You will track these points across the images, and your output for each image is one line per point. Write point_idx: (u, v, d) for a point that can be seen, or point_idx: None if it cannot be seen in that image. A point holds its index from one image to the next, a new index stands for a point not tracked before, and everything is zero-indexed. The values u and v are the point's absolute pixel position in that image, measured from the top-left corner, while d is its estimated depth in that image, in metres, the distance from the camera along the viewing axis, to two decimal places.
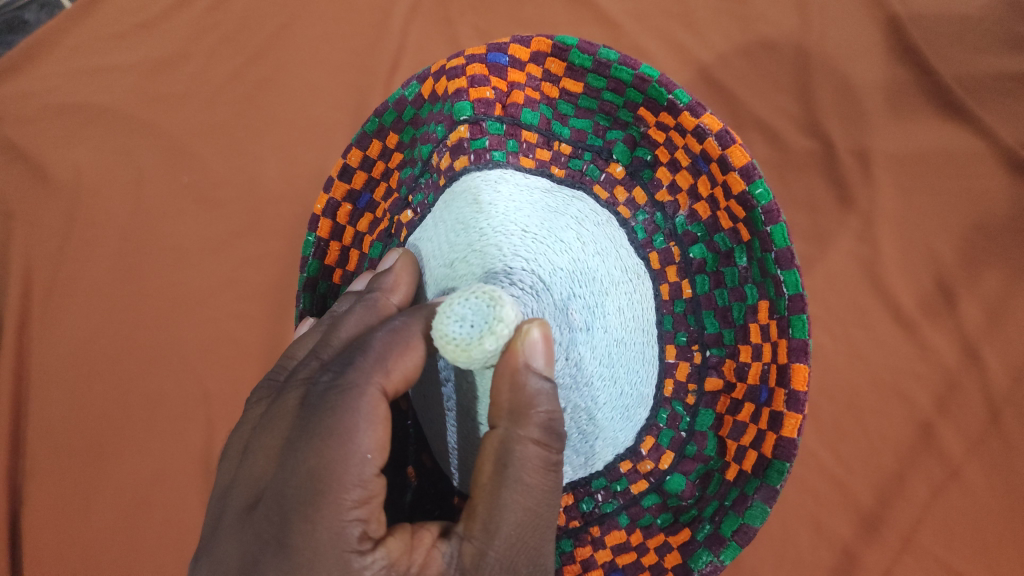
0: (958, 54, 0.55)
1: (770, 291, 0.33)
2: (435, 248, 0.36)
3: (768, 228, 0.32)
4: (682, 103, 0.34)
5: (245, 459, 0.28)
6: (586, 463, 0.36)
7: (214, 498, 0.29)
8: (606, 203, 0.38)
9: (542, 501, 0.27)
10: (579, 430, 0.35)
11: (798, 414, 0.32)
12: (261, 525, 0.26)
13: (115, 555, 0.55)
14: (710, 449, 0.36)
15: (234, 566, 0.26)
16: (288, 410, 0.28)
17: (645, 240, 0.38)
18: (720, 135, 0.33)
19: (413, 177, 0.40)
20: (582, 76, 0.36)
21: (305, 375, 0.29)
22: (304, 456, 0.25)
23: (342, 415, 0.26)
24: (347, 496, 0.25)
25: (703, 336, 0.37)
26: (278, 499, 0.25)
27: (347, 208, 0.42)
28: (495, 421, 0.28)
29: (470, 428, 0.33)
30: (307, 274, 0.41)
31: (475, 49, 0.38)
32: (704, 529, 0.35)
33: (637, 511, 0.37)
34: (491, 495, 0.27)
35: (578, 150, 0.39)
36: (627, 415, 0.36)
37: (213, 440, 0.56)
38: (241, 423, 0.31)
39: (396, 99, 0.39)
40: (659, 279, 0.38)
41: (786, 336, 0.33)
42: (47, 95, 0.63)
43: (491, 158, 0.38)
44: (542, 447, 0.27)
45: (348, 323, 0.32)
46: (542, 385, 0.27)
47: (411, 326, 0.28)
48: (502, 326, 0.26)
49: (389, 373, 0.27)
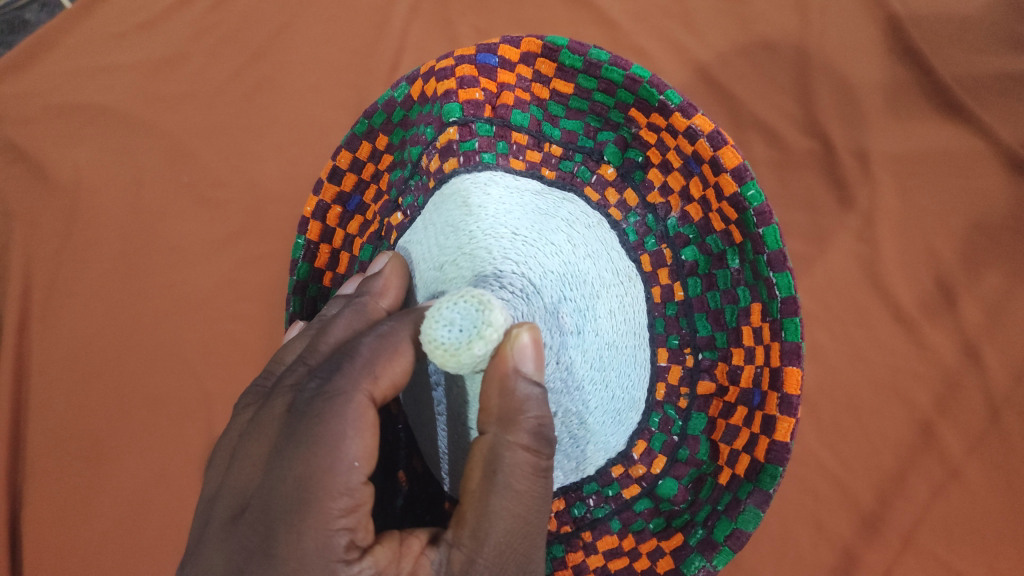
0: (958, 53, 0.55)
1: (763, 294, 0.33)
2: (424, 251, 0.36)
3: (761, 230, 0.32)
4: (674, 104, 0.33)
5: (232, 466, 0.28)
6: (578, 468, 0.36)
7: (200, 505, 0.29)
8: (597, 205, 0.38)
9: (532, 508, 0.27)
10: (570, 434, 0.35)
11: (791, 418, 0.32)
12: (246, 535, 0.25)
13: (116, 555, 0.54)
14: (703, 453, 0.36)
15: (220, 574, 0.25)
16: (275, 417, 0.27)
17: (636, 242, 0.37)
18: (712, 137, 0.33)
19: (404, 178, 0.40)
20: (572, 77, 0.36)
21: (293, 380, 0.29)
22: (290, 464, 0.25)
23: (328, 423, 0.25)
24: (334, 505, 0.25)
25: (695, 339, 0.36)
26: (264, 509, 0.25)
27: (337, 210, 0.41)
28: (484, 427, 0.27)
29: (460, 432, 0.33)
30: (298, 277, 0.41)
31: (464, 50, 0.37)
32: (697, 533, 0.35)
33: (629, 516, 0.37)
34: (480, 501, 0.26)
35: (569, 151, 0.38)
36: (619, 418, 0.36)
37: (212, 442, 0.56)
38: (229, 429, 0.31)
39: (385, 101, 0.39)
40: (651, 282, 0.37)
41: (778, 340, 0.33)
42: (47, 95, 0.62)
43: (481, 160, 0.37)
44: (532, 453, 0.27)
45: (336, 328, 0.31)
46: (531, 390, 0.27)
47: (399, 331, 0.28)
48: (490, 331, 0.26)
49: (377, 379, 0.27)
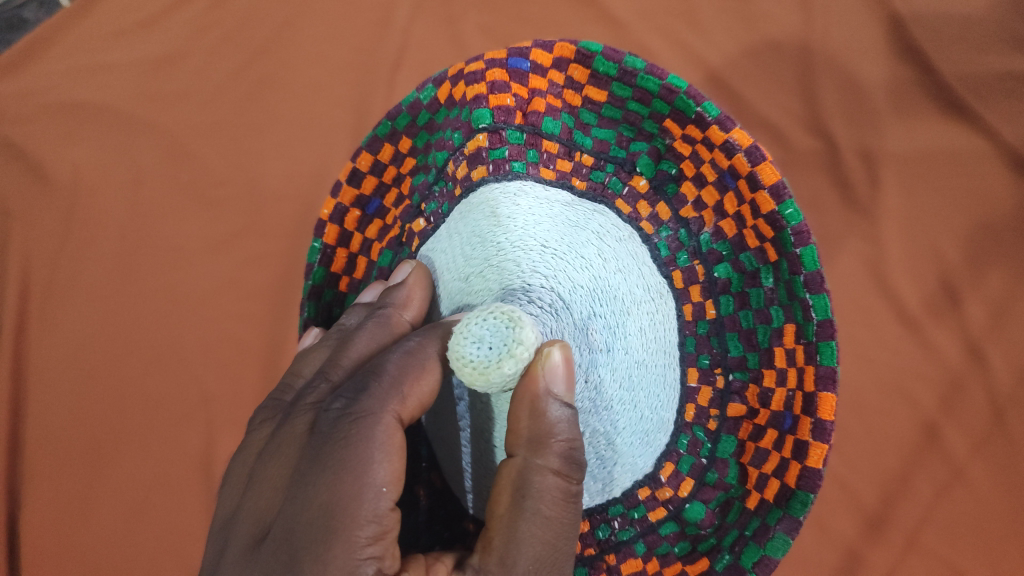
0: (962, 54, 0.54)
1: (796, 315, 0.33)
2: (449, 260, 0.37)
3: (798, 250, 0.31)
4: (711, 116, 0.33)
5: (251, 487, 0.27)
6: (604, 489, 0.37)
7: (217, 526, 0.28)
8: (629, 217, 0.37)
9: (561, 534, 0.26)
10: (597, 455, 0.36)
11: (824, 445, 0.32)
12: (267, 562, 0.24)
13: (116, 552, 0.54)
14: (732, 477, 0.35)
15: None
16: (297, 437, 0.27)
17: (668, 258, 0.37)
18: (750, 152, 0.32)
19: (427, 184, 0.39)
20: (606, 84, 0.35)
21: (314, 398, 0.28)
22: (315, 490, 0.24)
23: (355, 447, 0.24)
24: (360, 533, 0.23)
25: (726, 359, 0.36)
26: (286, 535, 0.24)
27: (356, 214, 0.40)
28: (513, 450, 0.27)
29: (485, 449, 0.33)
30: (313, 281, 0.40)
31: (494, 54, 0.36)
32: (723, 559, 0.34)
33: (654, 539, 0.36)
34: (508, 527, 0.25)
35: (601, 161, 0.37)
36: (647, 439, 0.36)
37: (211, 439, 0.55)
38: (246, 445, 0.30)
39: (410, 102, 0.38)
40: (683, 299, 0.36)
41: (813, 363, 0.32)
42: (48, 94, 0.61)
43: (511, 169, 0.37)
44: (562, 477, 0.26)
45: (359, 342, 0.31)
46: (562, 412, 0.26)
47: (427, 347, 0.28)
48: (520, 349, 0.26)
49: (404, 400, 0.26)
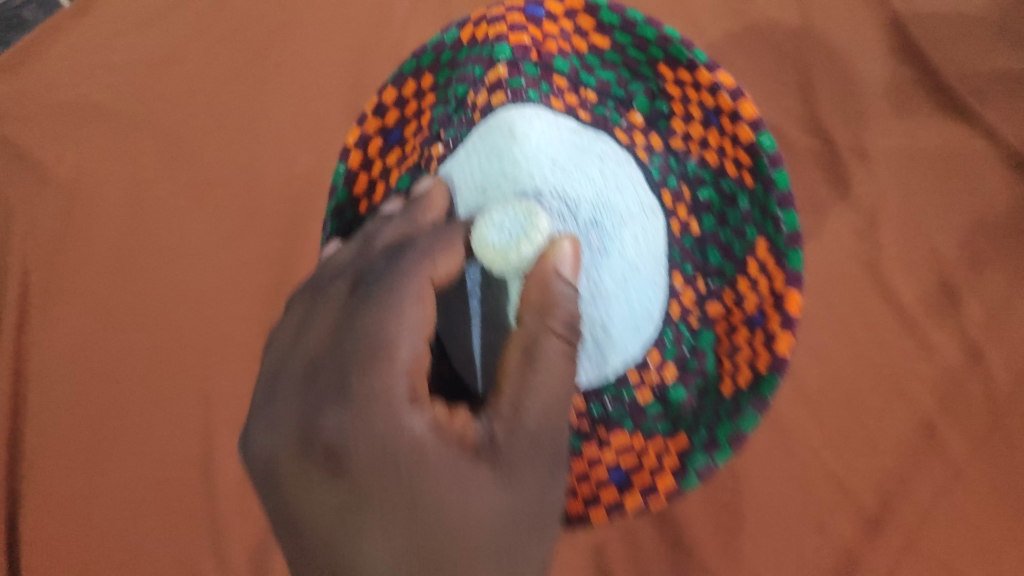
0: (962, 54, 0.56)
1: (769, 230, 0.40)
2: (466, 175, 0.44)
3: (773, 171, 0.39)
4: (700, 61, 0.40)
5: (300, 340, 0.34)
6: (599, 367, 0.45)
7: (268, 374, 0.34)
8: (626, 144, 0.46)
9: (563, 386, 0.34)
10: (593, 338, 0.45)
11: (790, 332, 0.38)
12: (323, 388, 0.31)
13: (115, 554, 0.54)
14: (709, 364, 0.44)
15: (296, 422, 0.31)
16: (338, 301, 0.34)
17: (659, 180, 0.46)
18: (733, 90, 0.40)
19: (446, 114, 0.46)
20: (609, 32, 0.43)
21: (351, 274, 0.35)
22: (362, 325, 0.32)
23: (392, 293, 0.33)
24: (399, 360, 0.32)
25: (706, 267, 0.45)
26: (338, 368, 0.31)
27: (378, 142, 0.45)
28: (525, 318, 0.35)
29: (496, 335, 0.44)
30: (336, 202, 0.44)
31: (515, 2, 0.44)
32: (700, 434, 0.41)
33: (640, 417, 0.45)
34: (521, 377, 0.33)
35: (602, 97, 0.46)
36: (636, 328, 0.45)
37: (208, 440, 0.55)
38: (288, 316, 0.37)
39: (435, 42, 0.44)
40: (670, 215, 0.46)
41: (782, 267, 0.39)
42: (44, 93, 0.62)
43: (528, 97, 0.43)
44: (566, 342, 0.34)
45: (387, 230, 0.38)
46: (568, 289, 0.35)
47: (453, 232, 0.37)
48: (536, 233, 0.38)
49: (436, 264, 0.35)
